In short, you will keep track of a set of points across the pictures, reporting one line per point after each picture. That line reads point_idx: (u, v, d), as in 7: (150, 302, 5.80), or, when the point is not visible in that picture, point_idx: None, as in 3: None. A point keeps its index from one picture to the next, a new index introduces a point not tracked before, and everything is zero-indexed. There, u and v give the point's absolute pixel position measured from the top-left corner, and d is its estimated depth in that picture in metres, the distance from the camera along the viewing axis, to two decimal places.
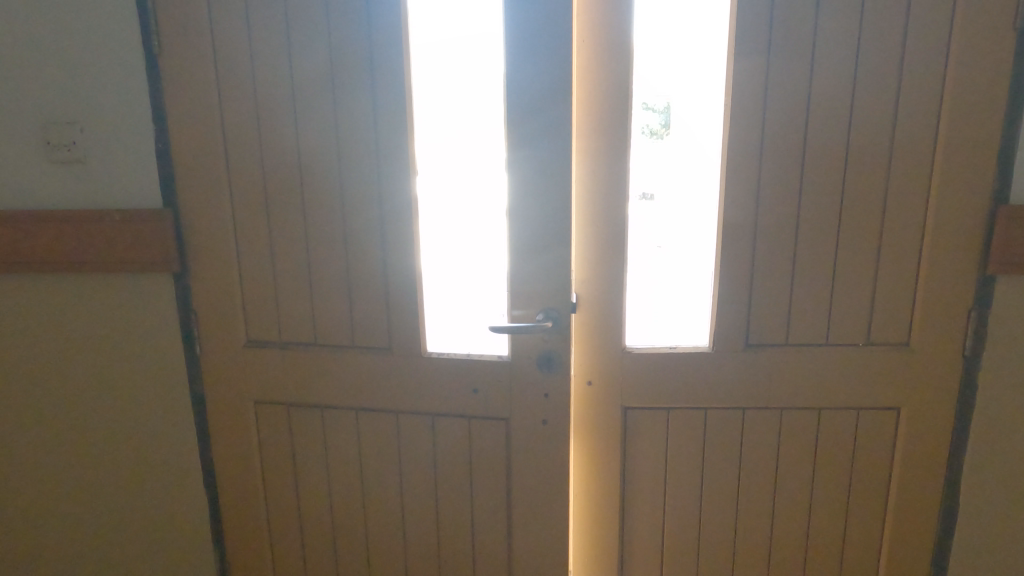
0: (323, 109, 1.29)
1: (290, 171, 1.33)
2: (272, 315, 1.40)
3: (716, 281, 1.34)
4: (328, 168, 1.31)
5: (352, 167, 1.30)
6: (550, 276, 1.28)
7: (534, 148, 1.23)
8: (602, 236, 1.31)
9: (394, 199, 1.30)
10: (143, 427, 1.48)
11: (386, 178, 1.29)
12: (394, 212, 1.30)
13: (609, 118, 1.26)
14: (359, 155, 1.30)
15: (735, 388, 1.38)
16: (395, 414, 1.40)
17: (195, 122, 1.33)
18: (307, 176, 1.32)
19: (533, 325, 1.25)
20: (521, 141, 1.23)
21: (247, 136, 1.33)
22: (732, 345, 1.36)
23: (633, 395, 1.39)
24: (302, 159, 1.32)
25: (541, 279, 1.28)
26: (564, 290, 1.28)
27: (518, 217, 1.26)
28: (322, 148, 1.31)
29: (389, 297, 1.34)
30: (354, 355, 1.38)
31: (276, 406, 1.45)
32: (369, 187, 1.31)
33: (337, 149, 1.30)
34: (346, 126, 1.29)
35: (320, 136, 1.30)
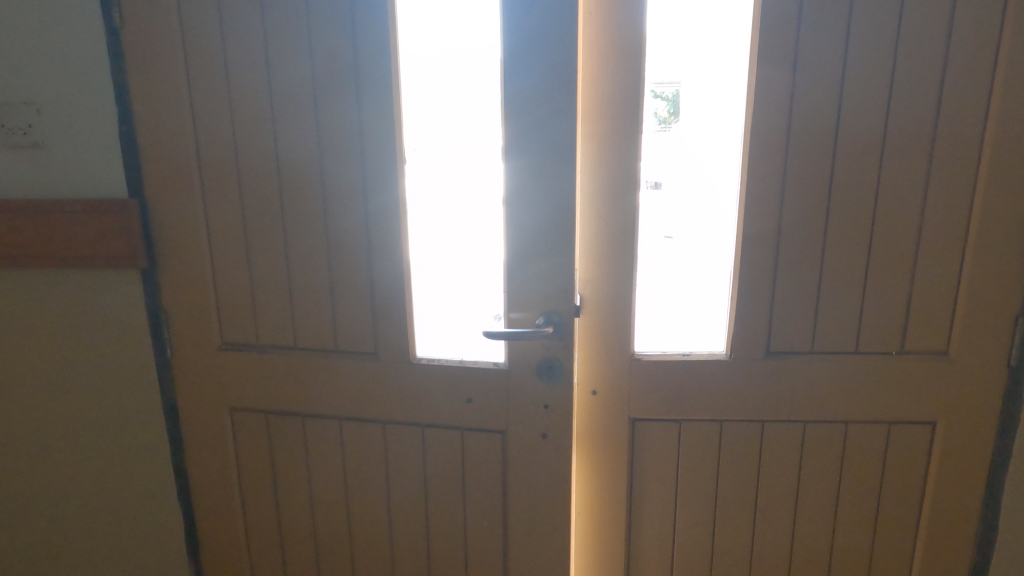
0: (302, 94, 1.16)
1: (266, 161, 1.21)
2: (248, 315, 1.29)
3: (735, 281, 1.22)
4: (307, 161, 1.19)
5: (334, 163, 1.18)
6: (551, 276, 1.15)
7: (534, 135, 1.10)
8: (611, 235, 1.19)
9: (381, 200, 1.18)
10: (113, 433, 1.37)
11: (371, 176, 1.17)
12: (381, 214, 1.18)
13: (618, 106, 1.13)
14: (342, 149, 1.17)
15: (754, 400, 1.26)
16: (382, 424, 1.28)
17: (161, 104, 1.21)
18: (286, 170, 1.20)
19: (533, 330, 1.13)
20: (520, 128, 1.10)
21: (219, 119, 1.20)
22: (752, 353, 1.24)
23: (642, 406, 1.27)
24: (280, 150, 1.20)
25: (541, 279, 1.16)
26: (567, 292, 1.15)
27: (516, 213, 1.13)
28: (301, 141, 1.18)
29: (375, 301, 1.22)
30: (338, 363, 1.26)
31: (255, 413, 1.34)
32: (353, 185, 1.18)
33: (318, 142, 1.18)
34: (328, 117, 1.16)
35: (299, 122, 1.18)
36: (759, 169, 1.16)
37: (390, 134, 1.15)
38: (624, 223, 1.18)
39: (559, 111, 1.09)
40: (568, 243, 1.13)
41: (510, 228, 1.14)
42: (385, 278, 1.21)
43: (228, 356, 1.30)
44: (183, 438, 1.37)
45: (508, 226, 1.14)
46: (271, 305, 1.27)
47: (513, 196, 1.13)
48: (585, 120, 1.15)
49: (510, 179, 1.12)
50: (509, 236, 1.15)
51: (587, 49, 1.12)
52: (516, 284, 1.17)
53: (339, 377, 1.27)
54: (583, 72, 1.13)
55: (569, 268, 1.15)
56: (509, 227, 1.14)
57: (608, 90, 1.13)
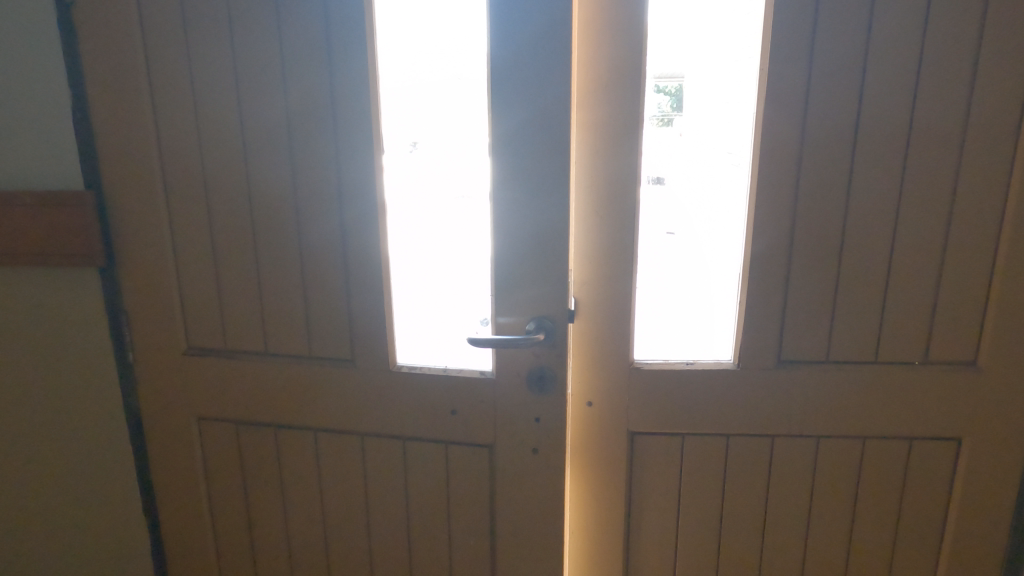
0: (270, 77, 1.06)
1: (232, 152, 1.10)
2: (216, 318, 1.19)
3: (744, 284, 1.12)
4: (277, 155, 1.09)
5: (306, 158, 1.08)
6: (543, 278, 1.05)
7: (523, 123, 1.00)
8: (608, 236, 1.08)
9: (357, 199, 1.08)
10: (73, 442, 1.28)
11: (347, 173, 1.07)
12: (357, 214, 1.08)
13: (617, 95, 1.03)
14: (314, 142, 1.07)
15: (763, 412, 1.16)
16: (360, 436, 1.19)
17: (118, 86, 1.10)
18: (254, 164, 1.10)
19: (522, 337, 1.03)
20: (508, 117, 1.00)
21: (182, 104, 1.10)
22: (761, 363, 1.14)
23: (642, 419, 1.17)
24: (247, 142, 1.10)
25: (532, 281, 1.06)
26: (560, 296, 1.05)
27: (504, 210, 1.03)
28: (270, 132, 1.08)
29: (351, 306, 1.13)
30: (312, 372, 1.16)
31: (224, 423, 1.24)
32: (327, 182, 1.08)
33: (289, 135, 1.08)
34: (299, 107, 1.06)
35: (267, 107, 1.07)
36: (772, 161, 1.05)
37: (366, 126, 1.04)
38: (623, 223, 1.07)
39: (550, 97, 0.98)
40: (560, 243, 1.03)
41: (497, 226, 1.04)
42: (362, 282, 1.11)
43: (194, 362, 1.21)
44: (148, 449, 1.28)
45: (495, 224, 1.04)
46: (239, 307, 1.17)
47: (501, 191, 1.03)
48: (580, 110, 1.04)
49: (497, 172, 1.02)
50: (496, 234, 1.05)
51: (582, 29, 1.01)
52: (504, 287, 1.07)
53: (313, 388, 1.17)
54: (578, 55, 1.03)
55: (562, 270, 1.04)
56: (496, 225, 1.04)
57: (606, 77, 1.02)
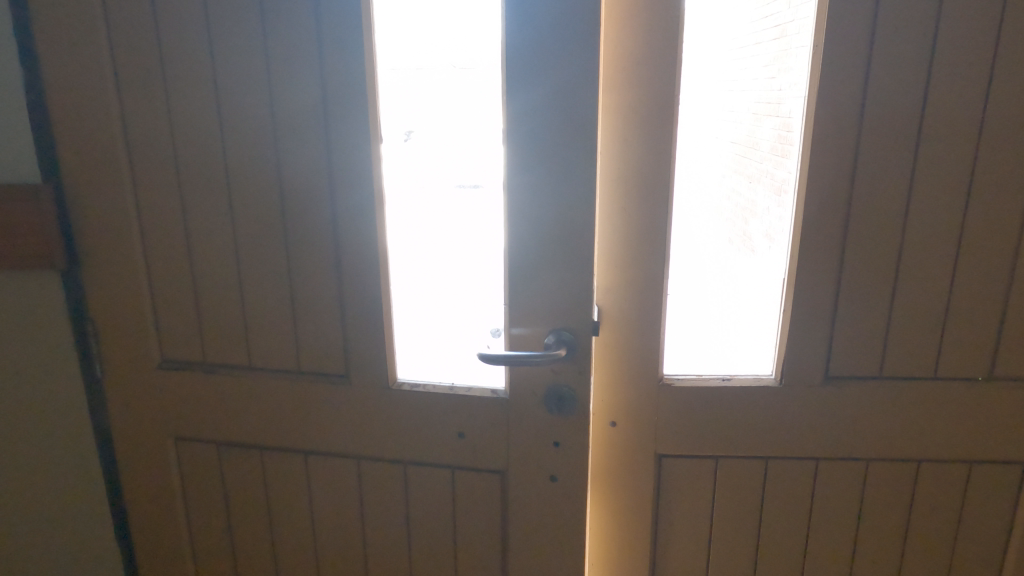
0: (250, 55, 0.92)
1: (209, 143, 0.97)
2: (193, 328, 1.06)
3: (789, 291, 0.99)
4: (260, 147, 0.96)
5: (294, 152, 0.95)
6: (564, 286, 0.92)
7: (543, 109, 0.86)
8: (637, 239, 0.96)
9: (351, 198, 0.94)
10: (37, 463, 1.15)
11: (339, 169, 0.94)
12: (351, 217, 0.95)
13: (651, 78, 0.89)
14: (302, 135, 0.94)
15: (807, 434, 1.04)
16: (355, 461, 1.06)
17: (75, 66, 0.96)
18: (234, 157, 0.97)
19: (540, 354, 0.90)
20: (525, 103, 0.87)
21: (150, 86, 0.96)
22: (806, 380, 1.01)
23: (671, 440, 1.05)
24: (226, 131, 0.96)
25: (551, 289, 0.93)
26: (582, 306, 0.93)
27: (520, 208, 0.90)
28: (252, 122, 0.95)
29: (345, 317, 1.00)
30: (303, 389, 1.04)
31: (204, 444, 1.11)
32: (317, 180, 0.95)
33: (273, 126, 0.94)
34: (284, 92, 0.92)
35: (247, 90, 0.94)
36: (827, 152, 0.92)
37: (361, 116, 0.91)
38: (655, 225, 0.95)
39: (573, 81, 0.85)
40: (584, 247, 0.90)
41: (512, 227, 0.91)
42: (357, 291, 0.98)
43: (170, 376, 1.08)
44: (120, 471, 1.15)
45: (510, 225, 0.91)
46: (220, 316, 1.04)
47: (517, 188, 0.90)
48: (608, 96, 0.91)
49: (511, 165, 0.89)
50: (510, 236, 0.92)
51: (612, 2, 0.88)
52: (518, 295, 0.94)
53: (304, 406, 1.05)
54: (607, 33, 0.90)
55: (586, 277, 0.91)
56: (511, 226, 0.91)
57: (639, 59, 0.89)
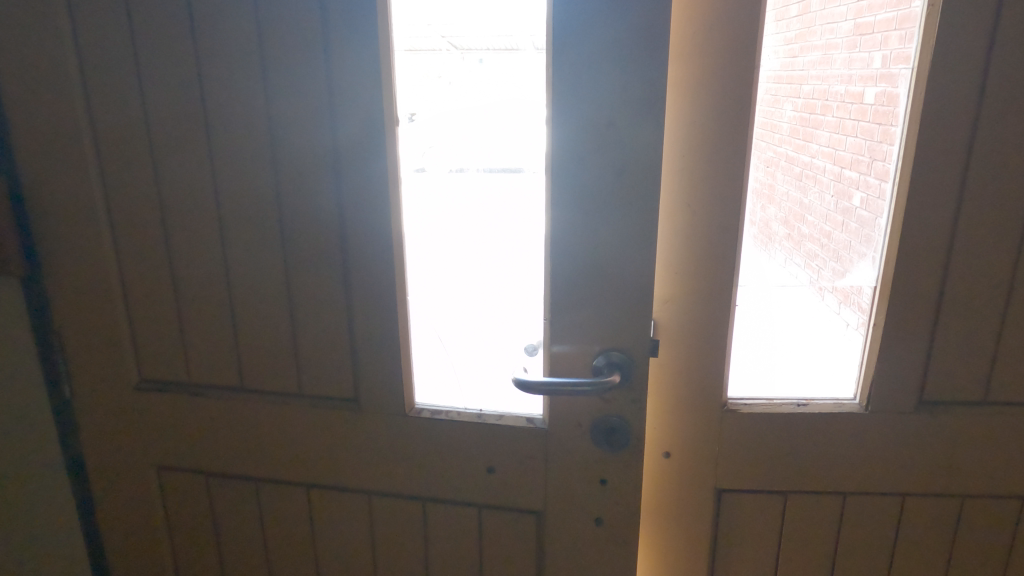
0: (239, 16, 0.76)
1: (191, 130, 0.81)
2: (176, 344, 0.90)
3: (878, 303, 0.84)
4: (252, 137, 0.80)
5: (291, 142, 0.79)
6: (619, 300, 0.77)
7: (598, 86, 0.70)
8: (702, 244, 0.81)
9: (362, 199, 0.79)
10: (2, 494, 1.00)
11: (347, 165, 0.78)
12: (362, 221, 0.80)
13: (727, 51, 0.73)
14: (302, 122, 0.78)
15: (894, 467, 0.89)
16: (366, 497, 0.91)
17: (28, 32, 0.80)
18: (220, 149, 0.81)
19: (589, 382, 0.75)
20: (576, 78, 0.70)
21: (118, 57, 0.80)
22: (897, 407, 0.86)
23: (735, 473, 0.90)
24: (210, 116, 0.80)
25: (602, 305, 0.77)
26: (639, 324, 0.77)
27: (567, 207, 0.74)
28: (241, 106, 0.79)
29: (354, 337, 0.84)
30: (305, 417, 0.89)
31: (192, 475, 0.96)
32: (320, 176, 0.80)
33: (267, 111, 0.79)
34: (280, 71, 0.77)
35: (236, 60, 0.77)
36: (941, 138, 0.75)
37: (375, 93, 0.75)
38: (725, 228, 0.79)
39: (637, 50, 0.68)
40: (644, 255, 0.74)
41: (556, 230, 0.75)
42: (369, 306, 0.83)
43: (151, 401, 0.93)
44: (97, 505, 1.01)
45: (553, 228, 0.75)
46: (206, 333, 0.89)
47: (562, 183, 0.73)
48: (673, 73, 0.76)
49: (557, 155, 0.73)
50: (553, 242, 0.76)
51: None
52: (562, 310, 0.79)
53: (307, 437, 0.90)
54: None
55: (644, 291, 0.76)
56: (554, 229, 0.75)
57: (713, 28, 0.73)
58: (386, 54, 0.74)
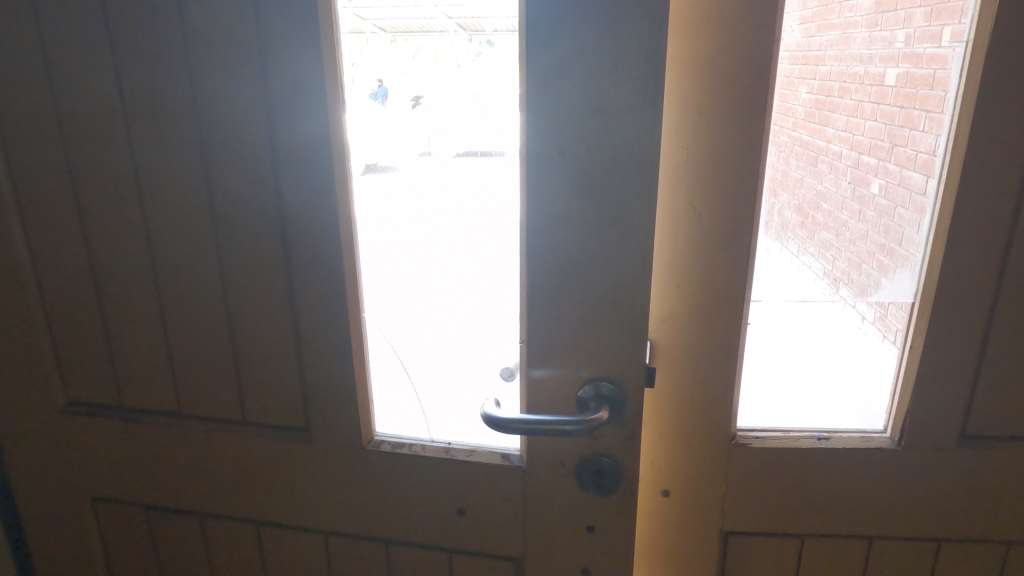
0: None
1: (108, 120, 0.69)
2: (104, 364, 0.79)
3: (913, 323, 0.71)
4: (176, 129, 0.68)
5: (222, 136, 0.67)
6: (608, 321, 0.65)
7: (583, 63, 0.57)
8: (708, 254, 0.69)
9: (305, 203, 0.67)
10: None
11: (287, 162, 0.66)
12: (306, 229, 0.68)
13: (736, 23, 0.61)
14: (232, 112, 0.66)
15: (928, 509, 0.77)
16: (322, 536, 0.81)
17: None
18: (142, 143, 0.69)
19: (575, 421, 0.63)
20: (554, 52, 0.57)
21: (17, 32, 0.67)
22: (933, 442, 0.74)
23: (744, 514, 0.79)
24: (128, 104, 0.68)
25: (589, 326, 0.65)
26: (632, 349, 0.65)
27: (545, 211, 0.62)
28: (161, 90, 0.66)
29: (304, 360, 0.73)
30: (252, 447, 0.78)
31: (131, 508, 0.86)
32: (255, 175, 0.67)
33: (190, 94, 0.66)
34: (203, 46, 0.64)
35: (150, 32, 0.65)
36: (1004, 128, 0.61)
37: (313, 72, 0.62)
38: (735, 234, 0.67)
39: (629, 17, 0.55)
40: (639, 268, 0.62)
41: (533, 238, 0.63)
42: (318, 325, 0.71)
43: (80, 427, 0.82)
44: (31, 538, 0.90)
45: (530, 236, 0.63)
46: (137, 349, 0.77)
47: (541, 183, 0.61)
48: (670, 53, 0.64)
49: (532, 150, 0.60)
50: (531, 253, 0.64)
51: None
52: (542, 332, 0.67)
53: (254, 470, 0.79)
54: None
55: (640, 311, 0.64)
56: (532, 238, 0.63)
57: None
58: (328, 29, 0.61)
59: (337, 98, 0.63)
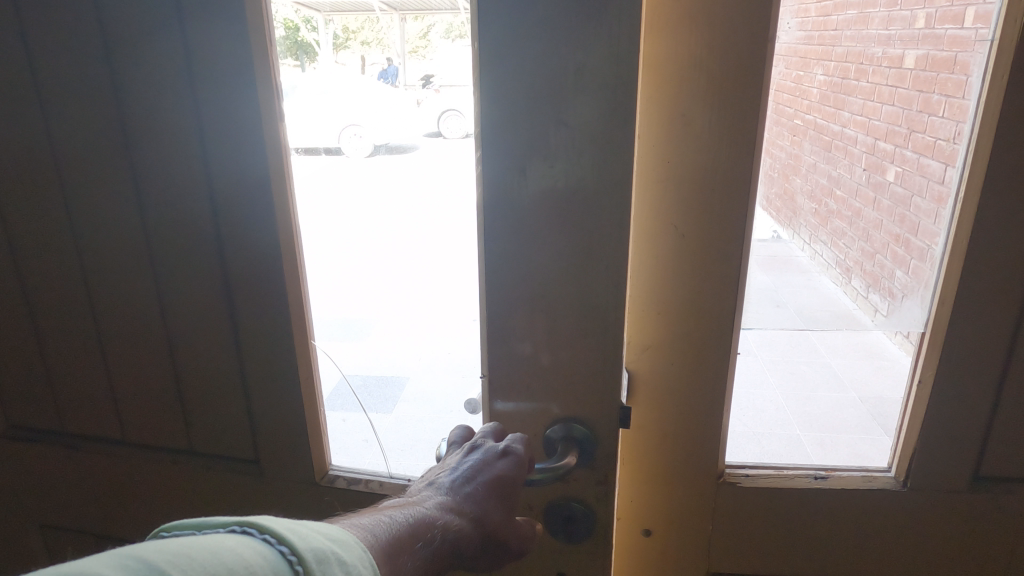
0: None
1: (27, 130, 0.62)
2: (42, 390, 0.74)
3: (923, 354, 0.64)
4: (101, 143, 0.61)
5: (150, 151, 0.60)
6: (579, 357, 0.58)
7: (545, 72, 0.50)
8: (692, 281, 0.62)
9: (245, 224, 0.60)
10: None
11: (222, 181, 0.59)
12: (249, 253, 0.61)
13: (721, 25, 0.54)
14: (161, 126, 0.59)
15: (935, 555, 0.70)
16: None
17: None
18: (66, 158, 0.62)
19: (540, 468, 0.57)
20: (510, 61, 0.50)
21: None
22: (943, 484, 0.67)
23: (733, 556, 0.72)
24: (50, 115, 0.61)
25: (558, 364, 0.59)
26: (605, 387, 0.59)
27: (507, 236, 0.55)
28: (81, 97, 0.60)
29: (252, 392, 0.67)
30: (200, 481, 0.73)
31: (81, 538, 0.81)
32: (189, 194, 0.61)
33: (113, 102, 0.59)
34: (124, 49, 0.57)
35: (66, 33, 0.58)
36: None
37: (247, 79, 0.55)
38: (722, 258, 0.60)
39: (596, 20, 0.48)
40: (612, 302, 0.56)
41: (492, 268, 0.57)
42: (266, 355, 0.65)
43: (24, 453, 0.77)
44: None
45: (490, 266, 0.57)
46: (76, 375, 0.72)
47: (499, 207, 0.54)
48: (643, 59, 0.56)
49: (491, 169, 0.53)
50: (492, 283, 0.57)
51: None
52: (506, 369, 0.60)
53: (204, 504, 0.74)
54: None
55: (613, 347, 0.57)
56: (491, 267, 0.57)
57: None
58: (263, 34, 0.55)
59: (275, 110, 0.57)
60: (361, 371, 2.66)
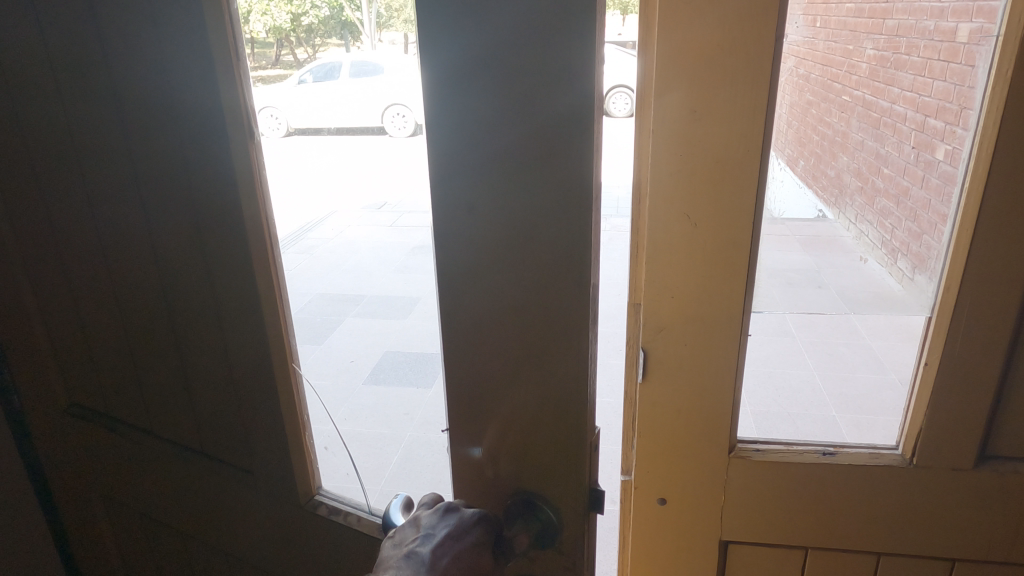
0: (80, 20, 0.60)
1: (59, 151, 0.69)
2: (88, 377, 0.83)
3: (929, 337, 0.67)
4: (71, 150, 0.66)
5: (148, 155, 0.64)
6: (544, 421, 0.51)
7: (486, 77, 0.42)
8: (703, 264, 0.66)
9: (228, 252, 0.63)
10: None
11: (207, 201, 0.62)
12: (231, 275, 0.64)
13: (726, 17, 0.57)
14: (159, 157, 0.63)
15: (939, 529, 0.73)
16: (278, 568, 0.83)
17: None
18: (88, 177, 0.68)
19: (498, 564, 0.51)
20: (451, 85, 0.43)
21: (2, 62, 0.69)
22: (948, 462, 0.69)
23: (743, 526, 0.77)
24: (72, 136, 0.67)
25: (521, 424, 0.52)
26: (577, 435, 0.51)
27: (461, 289, 0.49)
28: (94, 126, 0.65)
29: (257, 386, 0.70)
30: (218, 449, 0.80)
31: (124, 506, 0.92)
32: (180, 205, 0.64)
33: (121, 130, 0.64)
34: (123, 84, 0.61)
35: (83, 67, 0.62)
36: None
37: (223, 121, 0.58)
38: (734, 245, 0.64)
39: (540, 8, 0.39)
40: (570, 336, 0.47)
41: (450, 320, 0.50)
42: (259, 346, 0.67)
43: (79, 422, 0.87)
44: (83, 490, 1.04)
45: (448, 321, 0.50)
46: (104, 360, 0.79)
47: (443, 234, 0.47)
48: (649, 55, 0.61)
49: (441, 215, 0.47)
50: (449, 336, 0.51)
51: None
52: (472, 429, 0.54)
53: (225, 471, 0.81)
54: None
55: (572, 414, 0.50)
56: (446, 319, 0.50)
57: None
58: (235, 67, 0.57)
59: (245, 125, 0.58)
60: (406, 347, 2.76)
